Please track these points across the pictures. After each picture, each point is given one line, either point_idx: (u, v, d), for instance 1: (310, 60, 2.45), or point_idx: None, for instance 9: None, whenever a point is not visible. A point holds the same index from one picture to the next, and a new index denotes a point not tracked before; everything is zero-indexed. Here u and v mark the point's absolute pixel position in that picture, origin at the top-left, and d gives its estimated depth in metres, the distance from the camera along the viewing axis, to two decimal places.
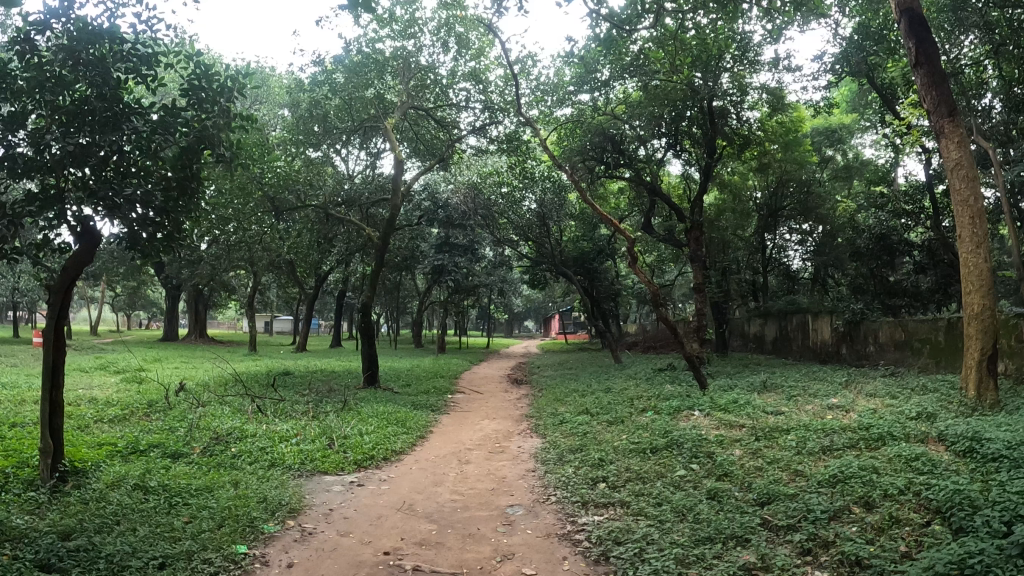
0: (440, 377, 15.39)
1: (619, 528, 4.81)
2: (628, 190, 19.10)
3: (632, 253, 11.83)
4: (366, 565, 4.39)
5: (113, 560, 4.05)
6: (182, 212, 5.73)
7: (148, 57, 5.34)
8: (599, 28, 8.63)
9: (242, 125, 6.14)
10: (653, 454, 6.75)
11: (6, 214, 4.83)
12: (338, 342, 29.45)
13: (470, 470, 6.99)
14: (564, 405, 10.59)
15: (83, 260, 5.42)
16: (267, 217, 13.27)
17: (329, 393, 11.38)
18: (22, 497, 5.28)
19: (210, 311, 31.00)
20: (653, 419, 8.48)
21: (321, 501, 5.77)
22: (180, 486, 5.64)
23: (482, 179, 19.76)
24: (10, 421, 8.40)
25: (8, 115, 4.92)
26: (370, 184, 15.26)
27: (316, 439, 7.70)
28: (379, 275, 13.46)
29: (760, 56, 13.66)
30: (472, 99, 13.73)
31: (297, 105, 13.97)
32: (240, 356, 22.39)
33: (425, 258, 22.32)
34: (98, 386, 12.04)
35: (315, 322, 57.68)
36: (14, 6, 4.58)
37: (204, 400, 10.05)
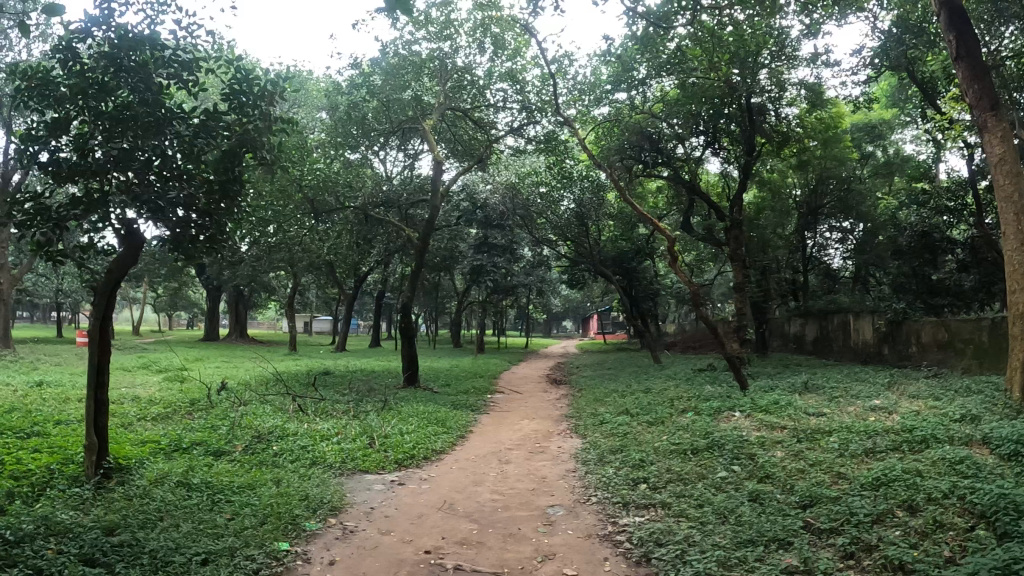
0: (480, 377, 15.39)
1: (660, 530, 4.77)
2: (667, 189, 18.99)
3: (672, 252, 11.64)
4: (408, 563, 4.41)
5: (157, 556, 4.13)
6: (224, 215, 5.83)
7: (189, 62, 5.45)
8: (635, 26, 8.59)
9: (284, 129, 6.22)
10: (695, 455, 6.70)
11: (51, 218, 5.14)
12: (379, 340, 29.59)
13: (511, 470, 7.00)
14: (604, 405, 10.55)
15: (127, 261, 5.56)
16: (307, 219, 13.44)
17: (369, 393, 11.42)
18: (68, 492, 5.41)
19: (250, 311, 31.40)
20: (694, 420, 8.43)
21: (362, 500, 5.82)
22: (222, 483, 5.72)
23: (521, 179, 19.90)
24: (54, 420, 8.56)
25: (51, 121, 5.09)
26: (409, 184, 15.31)
27: (357, 439, 7.75)
28: (419, 276, 13.53)
29: (798, 51, 13.43)
30: (510, 99, 13.71)
31: (335, 108, 14.03)
32: (283, 355, 22.82)
33: (464, 258, 22.33)
34: (140, 386, 12.11)
35: (354, 322, 58.12)
36: (57, 16, 4.70)
37: (246, 399, 10.13)
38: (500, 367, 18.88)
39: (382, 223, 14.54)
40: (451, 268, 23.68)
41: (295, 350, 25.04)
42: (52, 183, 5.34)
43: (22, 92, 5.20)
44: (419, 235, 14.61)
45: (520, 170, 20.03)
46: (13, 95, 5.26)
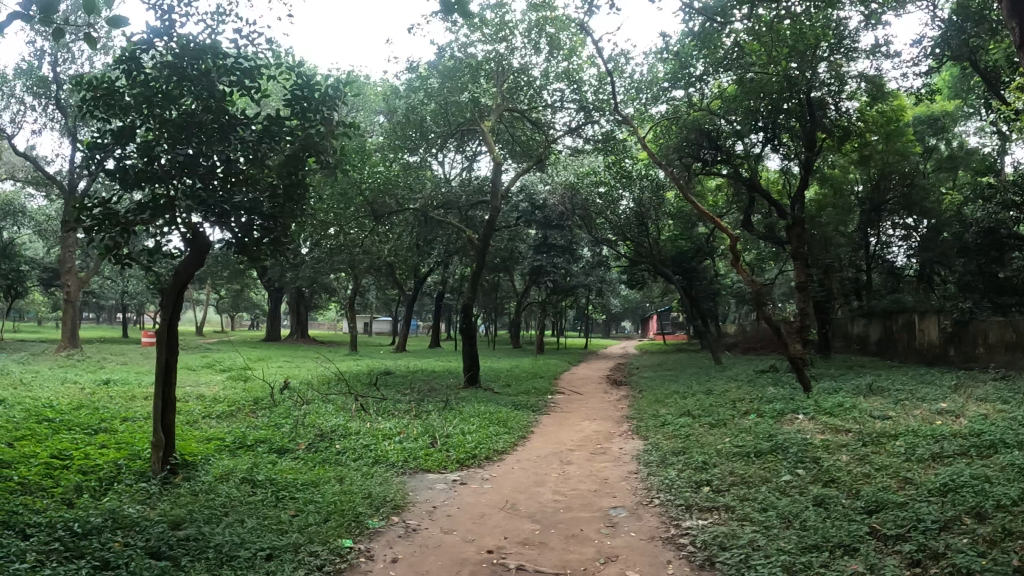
0: (540, 378, 15.37)
1: (725, 534, 4.70)
2: (725, 186, 18.69)
3: (734, 252, 11.43)
4: (470, 563, 4.44)
5: (222, 550, 4.26)
6: (289, 217, 5.95)
7: (250, 70, 5.59)
8: (692, 21, 8.54)
9: (345, 132, 6.33)
10: (758, 458, 6.58)
11: (119, 222, 5.37)
12: (438, 341, 29.79)
13: (572, 470, 7.00)
14: (666, 406, 10.44)
15: (193, 264, 5.74)
16: (366, 221, 13.64)
17: (430, 393, 11.55)
18: (134, 487, 5.60)
19: (310, 312, 32.02)
20: (756, 422, 8.27)
21: (424, 499, 5.88)
22: (287, 480, 5.87)
23: (579, 179, 19.85)
24: (122, 417, 8.90)
25: (117, 130, 5.30)
26: (468, 185, 15.39)
27: (419, 438, 7.85)
28: (479, 277, 13.59)
29: (857, 43, 13.06)
30: (567, 99, 13.67)
31: (393, 112, 14.39)
32: (345, 355, 23.28)
33: (523, 259, 22.39)
34: (206, 385, 12.44)
35: (414, 323, 58.61)
36: (116, 25, 4.68)
37: (309, 399, 10.35)
38: (556, 368, 18.84)
39: (441, 225, 14.67)
40: (508, 269, 23.70)
41: (354, 350, 25.39)
42: (119, 190, 5.56)
43: (89, 101, 5.44)
44: (479, 237, 14.69)
45: (578, 170, 20.00)
46: (81, 105, 5.51)
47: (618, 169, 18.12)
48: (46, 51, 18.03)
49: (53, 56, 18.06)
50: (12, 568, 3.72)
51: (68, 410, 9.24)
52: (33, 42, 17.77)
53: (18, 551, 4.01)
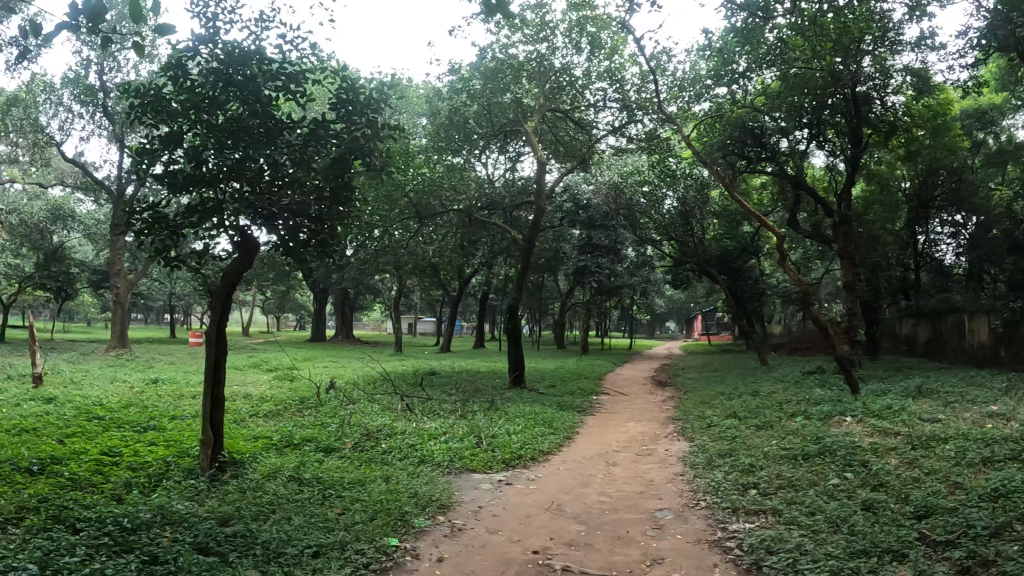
0: (585, 379, 15.34)
1: (773, 537, 4.63)
2: (770, 184, 18.40)
3: (780, 250, 11.22)
4: (516, 563, 4.45)
5: (270, 547, 4.34)
6: (336, 219, 6.06)
7: (295, 74, 5.69)
8: (735, 18, 8.44)
9: (390, 135, 6.39)
10: (805, 460, 6.46)
11: (168, 226, 5.50)
12: (482, 342, 29.89)
13: (618, 471, 6.96)
14: (712, 408, 10.31)
15: (242, 265, 5.85)
16: (411, 223, 13.78)
17: (475, 393, 11.61)
18: (183, 484, 5.74)
19: (354, 313, 32.41)
20: (803, 424, 8.13)
21: (471, 498, 5.90)
22: (333, 479, 5.95)
23: (624, 179, 19.72)
24: (171, 415, 9.12)
25: (165, 135, 5.41)
26: (512, 186, 15.43)
27: (465, 438, 7.89)
28: (524, 277, 13.60)
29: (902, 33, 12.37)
30: (610, 99, 13.60)
31: (436, 114, 14.51)
32: (388, 355, 23.53)
33: (567, 259, 22.35)
34: (254, 384, 12.68)
35: (458, 325, 58.96)
36: (166, 35, 4.82)
37: (356, 398, 10.48)
38: (601, 368, 18.72)
39: (486, 226, 14.71)
40: (550, 270, 23.69)
41: (398, 351, 25.64)
42: (167, 194, 5.69)
43: (137, 108, 5.56)
44: (524, 237, 14.70)
45: (622, 170, 19.87)
46: (130, 111, 5.63)
47: (662, 167, 18.09)
48: (92, 60, 18.59)
49: (99, 65, 18.60)
50: (63, 562, 3.86)
51: (116, 408, 9.51)
52: (80, 52, 18.34)
53: (69, 545, 4.15)
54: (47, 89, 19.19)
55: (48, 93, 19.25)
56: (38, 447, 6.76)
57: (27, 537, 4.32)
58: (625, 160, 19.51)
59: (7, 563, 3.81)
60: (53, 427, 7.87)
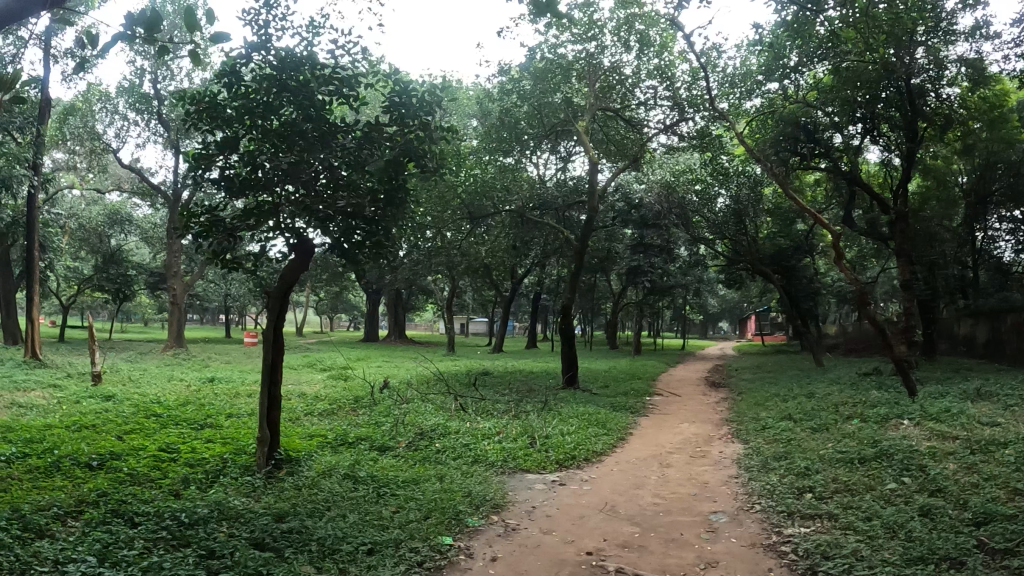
0: (638, 379, 15.20)
1: (828, 542, 4.52)
2: (824, 181, 17.95)
3: (836, 248, 10.94)
4: (569, 564, 4.44)
5: (325, 543, 4.42)
6: (390, 220, 6.14)
7: (348, 78, 5.76)
8: (785, 12, 8.27)
9: (445, 136, 6.42)
10: (862, 464, 6.28)
11: (225, 228, 5.65)
12: (534, 342, 29.91)
13: (672, 474, 6.88)
14: (767, 410, 10.11)
15: (297, 267, 5.97)
16: (464, 224, 13.89)
17: (528, 393, 11.65)
18: (240, 480, 5.88)
19: (405, 313, 32.74)
20: (860, 427, 7.92)
21: (524, 499, 5.91)
22: (387, 477, 6.02)
23: (675, 177, 19.53)
24: (227, 413, 9.35)
25: (221, 140, 5.57)
26: (564, 186, 15.42)
27: (518, 438, 7.89)
28: (577, 277, 13.56)
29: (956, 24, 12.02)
30: (660, 97, 13.45)
31: (487, 115, 14.62)
32: (440, 355, 23.71)
33: (618, 259, 22.20)
34: (310, 383, 12.91)
35: (509, 325, 59.10)
36: (221, 43, 4.96)
37: (409, 398, 10.59)
38: (653, 368, 18.51)
39: (539, 227, 14.73)
40: (602, 270, 23.58)
41: (449, 351, 25.82)
42: (224, 198, 5.85)
43: (193, 115, 5.73)
44: (577, 237, 14.66)
45: (674, 168, 19.66)
46: (187, 118, 5.79)
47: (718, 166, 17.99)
48: (146, 69, 19.21)
49: (154, 74, 19.18)
50: (121, 555, 4.01)
51: (175, 406, 9.79)
52: (135, 61, 18.95)
53: (128, 538, 4.31)
54: (103, 98, 19.88)
55: (104, 102, 19.90)
56: (99, 442, 7.02)
57: (87, 530, 4.50)
58: (676, 159, 19.33)
59: (67, 555, 4.00)
60: (113, 424, 8.14)
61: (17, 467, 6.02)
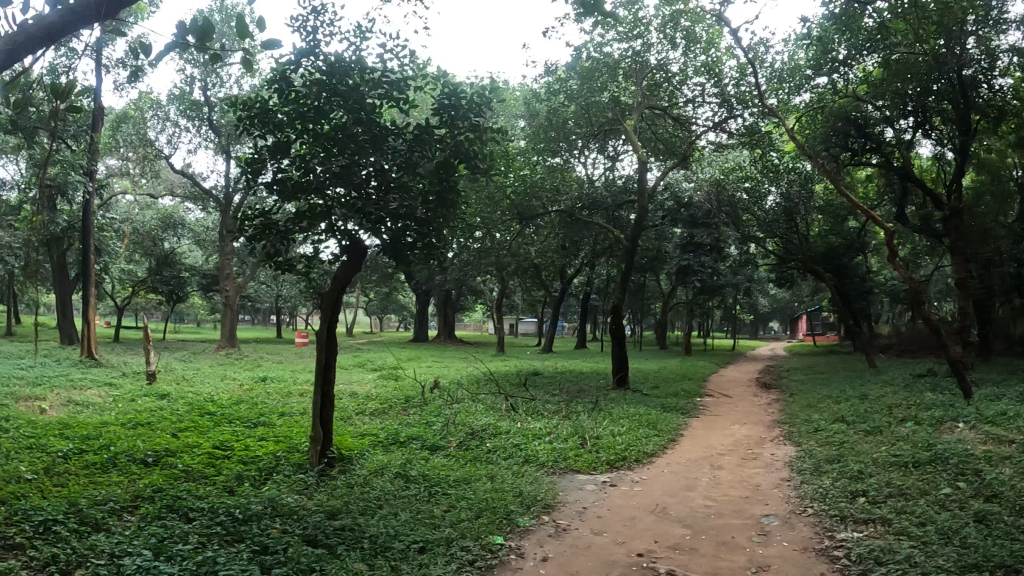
0: (687, 380, 15.04)
1: (881, 547, 4.40)
2: (875, 177, 17.45)
3: (889, 245, 10.65)
4: (619, 565, 4.42)
5: (379, 541, 4.49)
6: (441, 222, 6.19)
7: (398, 81, 5.83)
8: (834, 4, 8.09)
9: (495, 137, 6.45)
10: (916, 468, 6.10)
11: (278, 231, 5.77)
12: (583, 342, 29.82)
13: (723, 475, 6.78)
14: (819, 412, 9.89)
15: (350, 269, 6.06)
16: (513, 224, 13.97)
17: (578, 393, 11.63)
18: (294, 478, 6.01)
19: (454, 314, 32.96)
20: (914, 430, 7.68)
21: (575, 499, 5.90)
22: (438, 476, 6.08)
23: (725, 174, 19.32)
24: (280, 412, 9.55)
25: (273, 144, 5.71)
26: (613, 186, 15.38)
27: (569, 438, 7.89)
28: (627, 277, 13.46)
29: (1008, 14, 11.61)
30: (708, 94, 13.28)
31: (535, 115, 14.65)
32: (487, 355, 23.79)
33: (668, 259, 22.01)
34: (362, 382, 13.12)
35: (557, 326, 59.09)
36: (272, 49, 5.09)
37: (460, 398, 10.67)
38: (703, 369, 18.27)
39: (587, 227, 14.69)
40: (650, 270, 23.39)
41: (498, 351, 25.92)
42: (277, 201, 5.99)
43: (245, 120, 5.87)
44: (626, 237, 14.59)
45: (723, 165, 19.43)
46: (239, 123, 5.95)
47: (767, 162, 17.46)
48: (197, 77, 19.75)
49: (204, 82, 19.66)
50: (176, 549, 4.14)
51: (228, 404, 10.04)
52: (186, 69, 19.51)
53: (183, 533, 4.44)
54: (155, 106, 20.50)
55: (156, 110, 20.55)
56: (155, 440, 7.24)
57: (143, 525, 4.65)
58: (725, 157, 19.08)
59: (124, 548, 4.15)
60: (167, 422, 8.39)
61: (76, 463, 6.24)
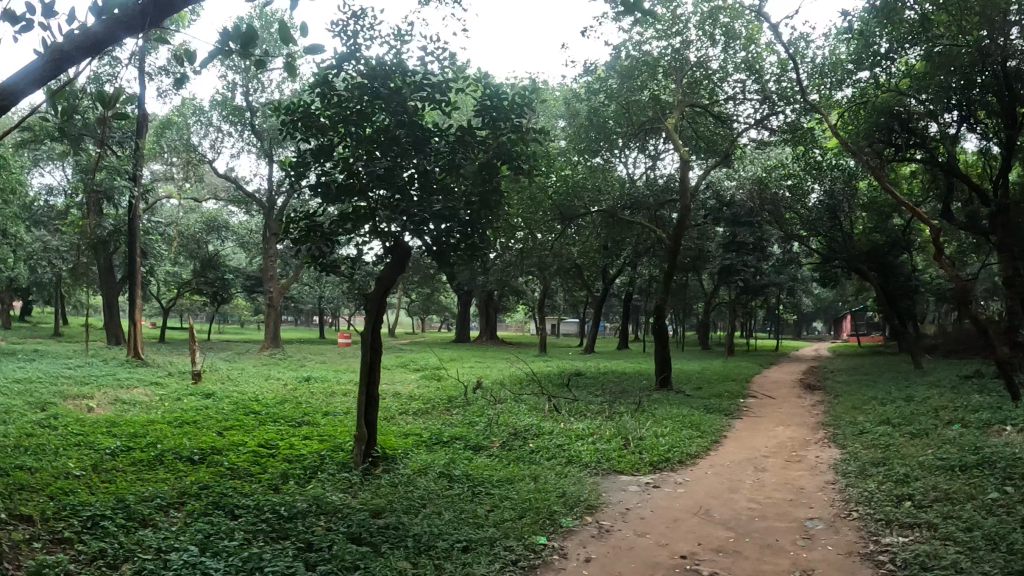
0: (731, 380, 14.87)
1: (926, 552, 4.29)
2: (920, 173, 16.95)
3: (935, 243, 10.39)
4: (662, 567, 4.38)
5: (422, 540, 4.53)
6: (484, 223, 6.21)
7: (440, 85, 5.87)
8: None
9: (537, 137, 6.44)
10: (963, 472, 5.94)
11: (323, 232, 5.86)
12: (626, 342, 29.63)
13: (767, 478, 6.67)
14: (866, 413, 9.69)
15: (394, 270, 6.12)
16: (555, 224, 13.97)
17: (621, 394, 11.60)
18: (339, 476, 6.10)
19: (496, 315, 33.02)
20: (961, 433, 7.46)
21: (618, 500, 5.88)
22: (482, 477, 6.11)
23: (767, 171, 19.05)
24: (325, 412, 9.70)
25: (318, 147, 5.82)
26: (655, 186, 15.30)
27: (612, 439, 7.87)
28: (670, 276, 13.32)
29: None
30: (749, 90, 13.08)
31: (576, 115, 14.62)
32: (527, 356, 24.09)
33: (710, 258, 21.76)
34: (407, 383, 13.24)
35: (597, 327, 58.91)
36: (317, 54, 5.21)
37: (502, 398, 10.71)
38: (748, 370, 18.01)
39: (629, 227, 14.61)
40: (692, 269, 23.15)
41: (540, 352, 25.93)
42: (321, 204, 6.11)
43: (289, 124, 5.98)
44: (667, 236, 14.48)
45: (766, 163, 19.20)
46: (283, 128, 6.07)
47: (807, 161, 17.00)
48: (238, 83, 20.14)
49: (245, 87, 20.04)
50: (222, 545, 4.23)
51: (272, 403, 10.22)
52: (228, 76, 19.92)
53: (228, 529, 4.55)
54: (197, 112, 20.94)
55: (199, 116, 21.04)
56: (201, 438, 7.42)
57: (190, 520, 4.77)
58: (767, 154, 18.79)
59: (170, 543, 4.27)
60: (213, 421, 8.58)
61: (124, 460, 6.43)
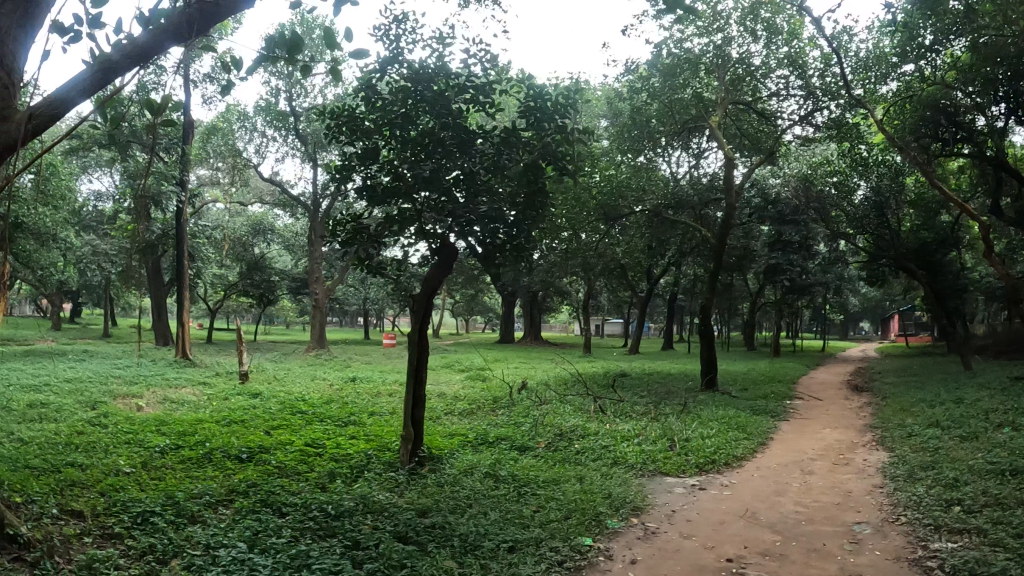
0: (779, 381, 14.67)
1: (977, 559, 4.17)
2: (967, 168, 16.42)
3: (986, 240, 10.10)
4: (708, 570, 4.34)
5: (468, 539, 4.58)
6: (529, 224, 6.22)
7: (483, 86, 5.92)
8: None
9: (582, 136, 6.41)
10: (1015, 477, 5.75)
11: (369, 234, 5.98)
12: (671, 343, 29.37)
13: (815, 480, 6.57)
14: (915, 415, 9.45)
15: (439, 271, 6.19)
16: (599, 225, 13.93)
17: (667, 394, 11.55)
18: (386, 475, 6.19)
19: (540, 315, 33.03)
20: (1013, 436, 7.21)
21: (664, 502, 5.84)
22: (528, 477, 6.13)
23: (814, 170, 19.14)
24: (371, 412, 9.85)
25: (364, 150, 5.96)
26: (699, 184, 15.15)
27: (658, 440, 7.83)
28: (715, 276, 13.18)
29: None
30: (793, 86, 12.88)
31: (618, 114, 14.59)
32: (572, 356, 24.66)
33: (756, 257, 21.44)
34: (452, 383, 13.36)
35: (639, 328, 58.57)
36: (363, 58, 5.32)
37: (547, 399, 10.74)
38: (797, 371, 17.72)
39: (673, 226, 14.50)
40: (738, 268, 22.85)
41: (586, 353, 25.90)
42: (368, 206, 6.25)
43: (334, 128, 6.11)
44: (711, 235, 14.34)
45: (812, 160, 19.24)
46: (329, 132, 6.20)
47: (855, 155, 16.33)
48: (282, 89, 20.55)
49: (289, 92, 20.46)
50: (270, 542, 4.34)
51: (319, 403, 10.41)
52: (272, 82, 20.33)
53: (276, 527, 4.66)
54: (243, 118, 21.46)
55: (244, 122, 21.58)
56: (250, 437, 7.59)
57: (239, 518, 4.89)
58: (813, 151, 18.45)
59: (219, 540, 4.38)
60: (261, 420, 8.77)
61: (174, 458, 6.62)
